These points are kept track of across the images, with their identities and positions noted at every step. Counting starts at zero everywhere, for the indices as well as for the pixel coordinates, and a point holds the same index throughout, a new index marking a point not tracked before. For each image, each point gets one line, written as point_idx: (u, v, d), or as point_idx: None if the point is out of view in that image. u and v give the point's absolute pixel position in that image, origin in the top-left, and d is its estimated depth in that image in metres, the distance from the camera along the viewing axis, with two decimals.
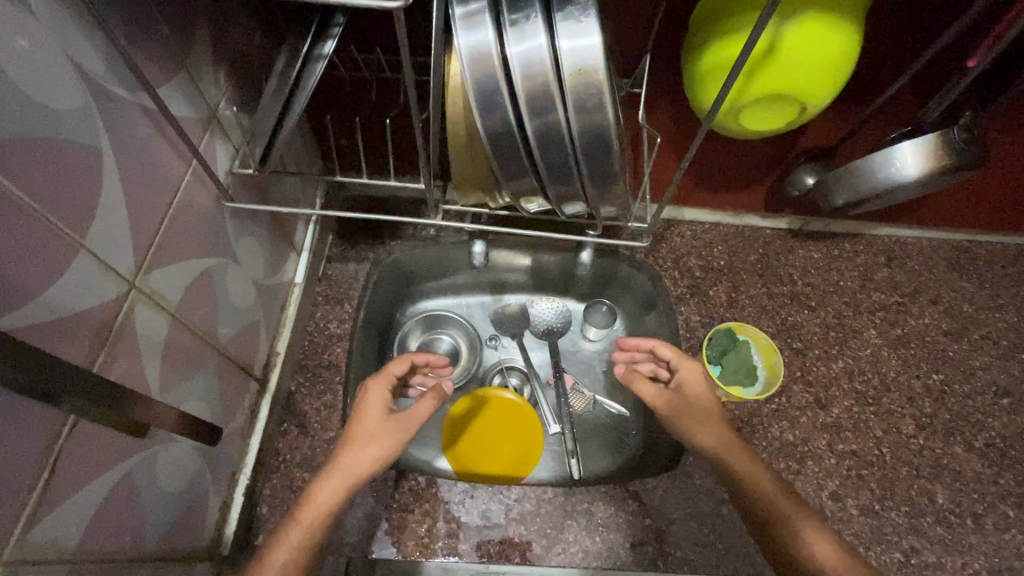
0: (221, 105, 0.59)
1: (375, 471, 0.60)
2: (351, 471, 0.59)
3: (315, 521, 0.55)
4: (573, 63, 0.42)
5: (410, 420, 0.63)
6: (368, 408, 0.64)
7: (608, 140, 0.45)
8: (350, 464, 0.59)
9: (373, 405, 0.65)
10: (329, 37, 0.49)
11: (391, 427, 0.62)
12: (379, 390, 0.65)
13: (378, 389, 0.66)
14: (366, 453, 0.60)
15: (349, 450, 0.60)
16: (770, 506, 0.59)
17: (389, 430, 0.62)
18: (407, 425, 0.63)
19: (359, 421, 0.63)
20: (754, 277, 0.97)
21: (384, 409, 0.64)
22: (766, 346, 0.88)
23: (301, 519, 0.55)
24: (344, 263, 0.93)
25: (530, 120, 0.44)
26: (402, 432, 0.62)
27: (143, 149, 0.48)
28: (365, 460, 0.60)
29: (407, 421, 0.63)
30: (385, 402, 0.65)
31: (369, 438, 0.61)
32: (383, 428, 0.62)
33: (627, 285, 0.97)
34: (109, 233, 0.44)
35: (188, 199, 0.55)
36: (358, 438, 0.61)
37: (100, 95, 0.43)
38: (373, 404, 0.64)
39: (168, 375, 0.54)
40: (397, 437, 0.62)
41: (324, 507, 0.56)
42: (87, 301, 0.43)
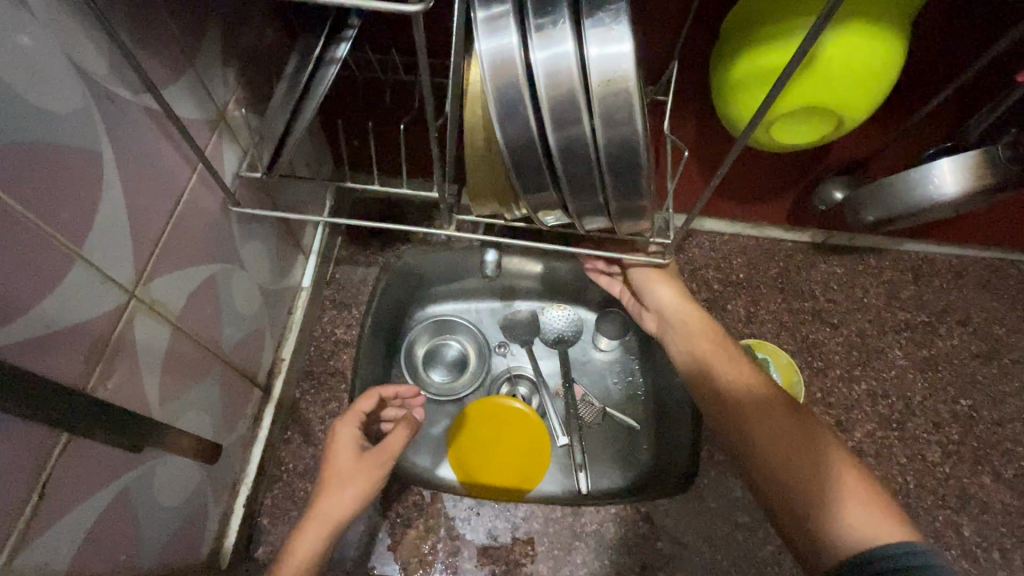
0: (230, 106, 0.57)
1: (354, 511, 0.60)
2: (328, 517, 0.59)
3: (300, 569, 0.56)
4: (601, 73, 0.39)
5: (383, 456, 0.63)
6: (339, 450, 0.64)
7: (636, 154, 0.42)
8: (328, 512, 0.59)
9: (343, 447, 0.64)
10: (343, 40, 0.47)
11: (365, 466, 0.62)
12: (348, 430, 0.64)
13: (346, 427, 0.66)
14: (342, 496, 0.60)
15: (323, 497, 0.60)
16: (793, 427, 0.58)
17: (362, 469, 0.62)
18: (381, 462, 0.62)
19: (331, 465, 0.63)
20: (774, 292, 0.94)
21: (356, 449, 0.64)
22: (785, 365, 0.84)
23: (284, 571, 0.55)
24: (353, 266, 0.91)
25: (553, 132, 0.41)
26: (377, 468, 0.62)
27: (145, 153, 0.46)
28: (341, 504, 0.59)
29: (380, 458, 0.63)
30: (356, 441, 0.65)
31: (344, 481, 0.61)
32: (356, 468, 0.62)
33: None
34: (108, 242, 0.42)
35: (193, 204, 0.53)
36: (331, 483, 0.61)
37: (101, 98, 0.41)
38: (344, 445, 0.63)
39: (168, 387, 0.52)
40: (372, 475, 0.61)
41: (306, 556, 0.57)
42: (84, 314, 0.41)
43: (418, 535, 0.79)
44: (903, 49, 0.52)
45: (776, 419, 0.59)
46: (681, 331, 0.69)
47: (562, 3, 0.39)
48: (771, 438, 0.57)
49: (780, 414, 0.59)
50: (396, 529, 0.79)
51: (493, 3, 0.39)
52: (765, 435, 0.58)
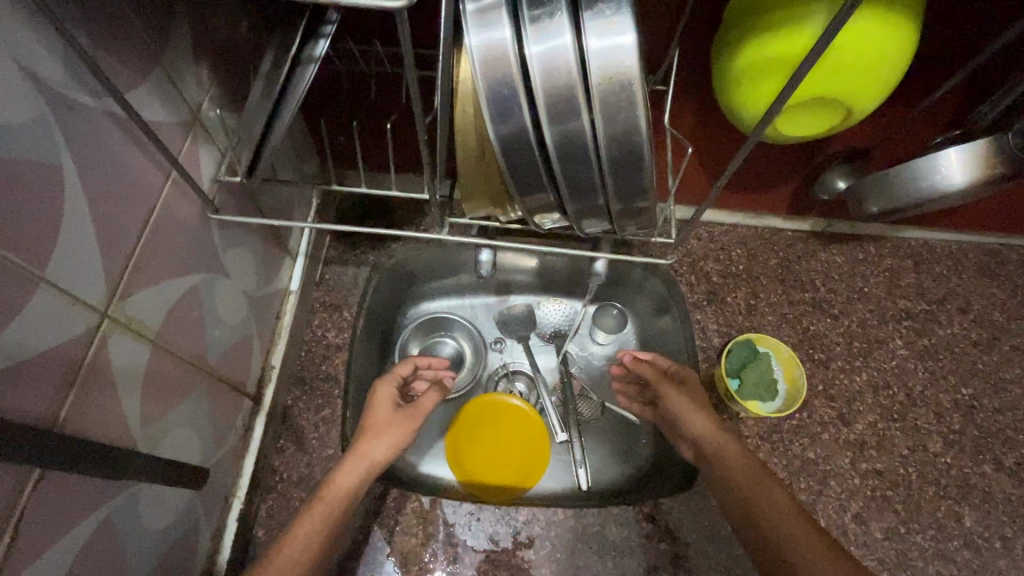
0: (205, 106, 0.54)
1: (389, 459, 0.61)
2: (368, 459, 0.60)
3: (338, 498, 0.56)
4: (602, 68, 0.36)
5: (418, 411, 0.64)
6: (378, 401, 0.66)
7: (640, 155, 0.39)
8: (368, 451, 0.60)
9: (382, 399, 0.66)
10: (321, 37, 0.43)
11: (402, 417, 0.64)
12: (388, 384, 0.67)
13: (387, 384, 0.68)
14: (381, 442, 0.61)
15: (364, 440, 0.62)
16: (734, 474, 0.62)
17: (402, 417, 0.64)
18: (418, 416, 0.64)
19: (371, 415, 0.65)
20: (774, 282, 0.92)
21: (396, 402, 0.66)
22: (787, 358, 0.83)
23: (326, 495, 0.56)
24: (343, 266, 0.88)
25: (552, 132, 0.38)
26: (413, 422, 0.64)
27: (113, 162, 0.43)
28: (383, 446, 0.61)
29: (416, 412, 0.64)
30: (394, 395, 0.67)
31: (382, 428, 0.62)
32: (396, 417, 0.63)
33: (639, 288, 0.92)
34: (74, 262, 0.39)
35: (169, 213, 0.50)
36: (371, 428, 0.62)
37: (59, 105, 0.37)
38: (386, 394, 0.66)
39: (150, 407, 0.50)
40: (410, 426, 0.63)
41: (345, 487, 0.57)
42: (52, 340, 0.38)
43: (418, 541, 0.78)
44: (917, 33, 0.49)
45: (742, 470, 0.61)
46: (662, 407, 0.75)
47: None
48: (745, 506, 0.59)
49: (759, 480, 0.60)
50: (395, 535, 0.78)
51: None
52: (742, 509, 0.59)
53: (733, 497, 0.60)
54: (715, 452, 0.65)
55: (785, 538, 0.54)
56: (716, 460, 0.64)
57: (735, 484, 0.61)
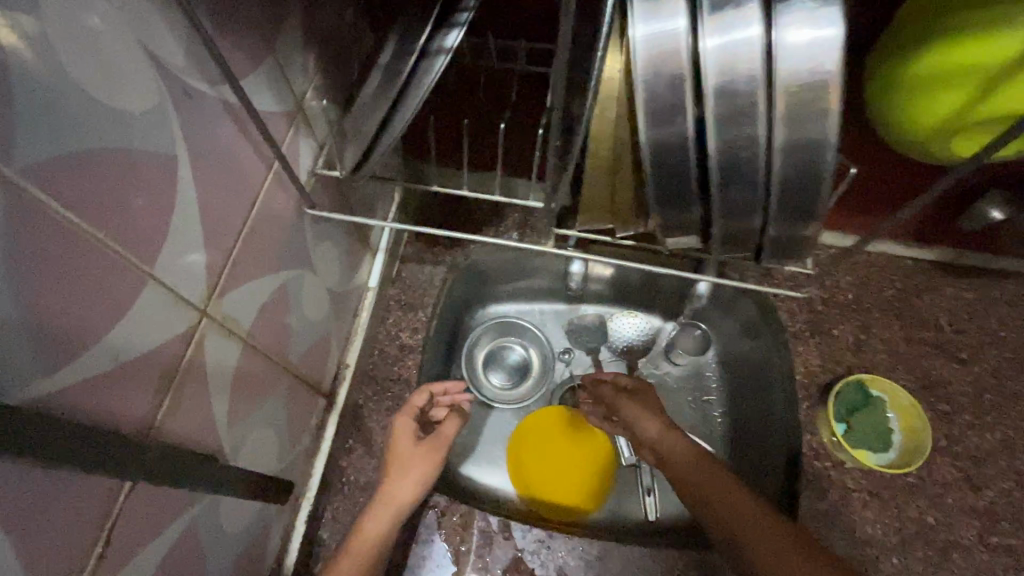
0: (308, 95, 0.51)
1: (417, 498, 0.58)
2: (394, 501, 0.57)
3: (367, 547, 0.54)
4: (794, 70, 0.30)
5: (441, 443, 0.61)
6: (398, 436, 0.61)
7: (821, 174, 0.33)
8: (393, 494, 0.57)
9: (402, 434, 0.61)
10: (454, 25, 0.38)
11: (426, 454, 0.60)
12: (405, 418, 0.61)
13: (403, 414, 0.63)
14: (405, 482, 0.58)
15: (389, 479, 0.58)
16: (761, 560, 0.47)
17: (425, 453, 0.60)
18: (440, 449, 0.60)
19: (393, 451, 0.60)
20: (890, 317, 0.82)
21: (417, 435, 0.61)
22: (905, 407, 0.74)
23: (354, 547, 0.54)
24: (420, 264, 0.85)
25: (716, 144, 0.32)
26: (437, 457, 0.60)
27: (222, 154, 0.40)
28: (408, 486, 0.58)
29: (439, 446, 0.61)
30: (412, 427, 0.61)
31: (407, 465, 0.59)
32: (417, 452, 0.60)
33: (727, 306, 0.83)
34: (180, 258, 0.37)
35: (268, 206, 0.48)
36: (395, 467, 0.59)
37: (178, 92, 0.35)
38: (405, 428, 0.61)
39: (237, 407, 0.48)
40: (434, 461, 0.60)
41: (375, 534, 0.55)
42: (155, 340, 0.36)
43: None
44: None
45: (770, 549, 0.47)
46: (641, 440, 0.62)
47: None
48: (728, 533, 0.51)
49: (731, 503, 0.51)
50: None
51: None
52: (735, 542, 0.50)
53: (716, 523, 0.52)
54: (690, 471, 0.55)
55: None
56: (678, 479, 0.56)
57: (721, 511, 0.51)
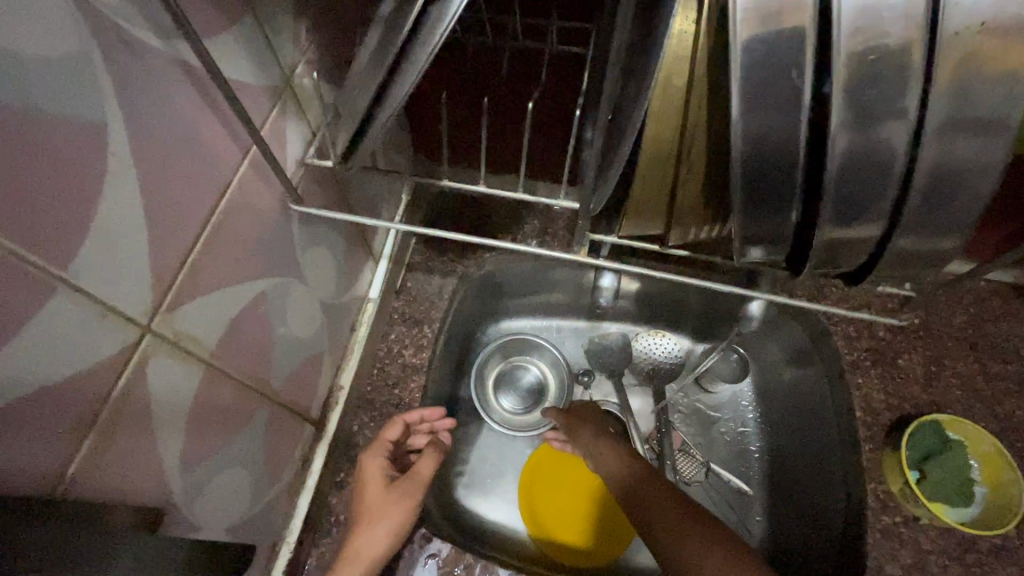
0: (298, 71, 0.43)
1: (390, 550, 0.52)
2: (362, 558, 0.51)
3: None
4: (959, 27, 0.25)
5: (416, 484, 0.54)
6: (367, 481, 0.55)
7: (981, 158, 0.27)
8: (363, 550, 0.51)
9: (371, 477, 0.55)
10: None
11: (395, 498, 0.53)
12: (374, 459, 0.55)
13: (374, 453, 0.57)
14: (374, 534, 0.51)
15: (357, 533, 0.52)
16: None
17: (394, 497, 0.53)
18: (412, 492, 0.53)
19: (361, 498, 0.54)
20: (963, 347, 0.72)
21: (387, 478, 0.55)
22: (990, 454, 0.63)
23: None
24: (428, 275, 0.76)
25: (849, 121, 0.27)
26: (409, 500, 0.53)
27: (179, 129, 0.32)
28: (378, 540, 0.51)
29: (412, 486, 0.53)
30: (384, 468, 0.55)
31: (375, 517, 0.52)
32: (387, 497, 0.53)
33: (773, 330, 0.73)
34: (111, 257, 0.29)
35: (242, 200, 0.39)
36: (362, 518, 0.52)
37: (113, 41, 0.26)
38: (374, 469, 0.55)
39: (196, 446, 0.39)
40: (406, 507, 0.53)
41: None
42: (68, 367, 0.27)
43: None
44: None
45: None
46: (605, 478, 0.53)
47: None
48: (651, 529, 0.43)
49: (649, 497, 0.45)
50: None
51: None
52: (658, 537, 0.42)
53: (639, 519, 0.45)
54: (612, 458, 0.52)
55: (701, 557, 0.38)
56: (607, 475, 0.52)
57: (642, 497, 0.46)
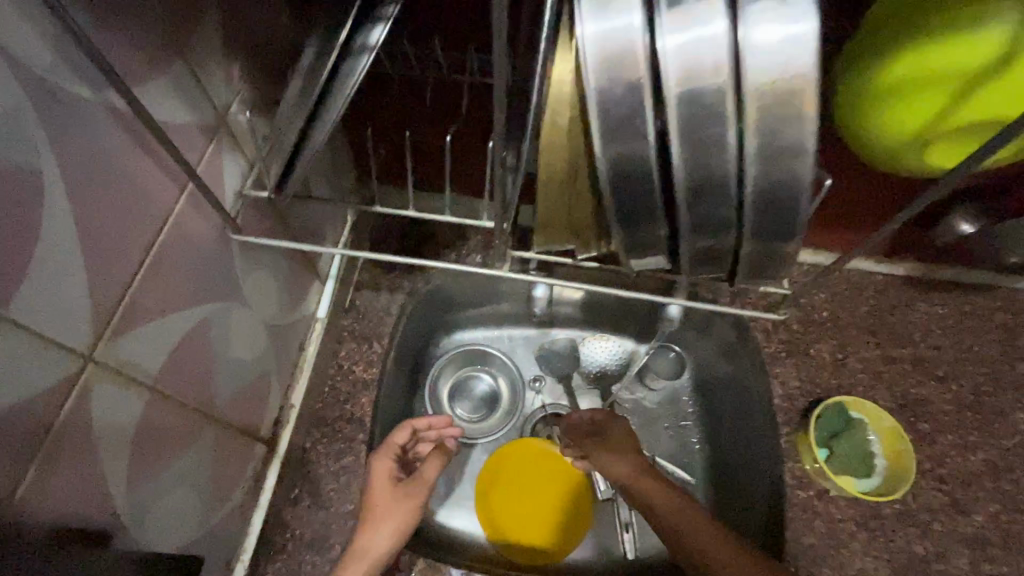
0: (233, 109, 0.46)
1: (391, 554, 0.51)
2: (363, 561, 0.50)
3: None
4: (764, 71, 0.26)
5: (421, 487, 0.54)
6: (373, 480, 0.55)
7: (802, 186, 0.29)
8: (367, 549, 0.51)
9: (378, 478, 0.55)
10: (379, 20, 0.33)
11: (402, 499, 0.53)
12: (383, 461, 0.55)
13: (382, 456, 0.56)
14: (377, 538, 0.51)
15: (360, 535, 0.51)
16: None
17: (401, 499, 0.53)
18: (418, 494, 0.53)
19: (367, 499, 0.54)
20: (866, 335, 0.80)
21: (394, 480, 0.55)
22: (889, 429, 0.70)
23: None
24: (375, 291, 0.79)
25: (684, 157, 0.28)
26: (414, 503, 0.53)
27: (114, 170, 0.34)
28: (382, 541, 0.51)
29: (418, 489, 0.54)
30: (390, 470, 0.55)
31: (380, 516, 0.52)
32: (394, 499, 0.53)
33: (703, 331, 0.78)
34: (49, 292, 0.31)
35: (180, 233, 0.41)
36: (369, 518, 0.52)
37: (44, 97, 0.29)
38: (382, 471, 0.55)
39: (141, 469, 0.41)
40: (410, 510, 0.53)
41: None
42: (10, 397, 0.30)
43: None
44: None
45: None
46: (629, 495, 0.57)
47: None
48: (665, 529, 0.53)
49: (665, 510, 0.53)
50: None
51: None
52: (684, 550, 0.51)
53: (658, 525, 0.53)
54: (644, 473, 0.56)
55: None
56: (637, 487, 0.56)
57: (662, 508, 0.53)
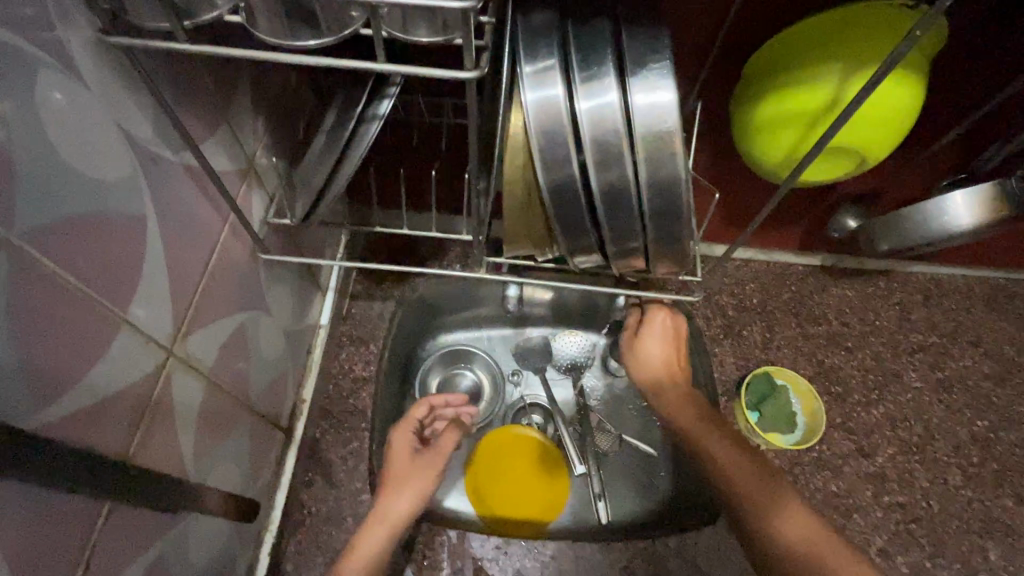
0: (259, 154, 0.57)
1: (411, 514, 0.62)
2: (388, 518, 0.60)
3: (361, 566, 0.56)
4: (646, 124, 0.40)
5: (435, 458, 0.65)
6: (394, 454, 0.66)
7: (680, 201, 0.43)
8: (390, 515, 0.60)
9: (399, 451, 0.66)
10: (385, 97, 0.45)
11: (420, 467, 0.64)
12: (402, 434, 0.66)
13: (401, 430, 0.68)
14: (399, 500, 0.62)
15: (384, 498, 0.62)
16: None
17: (419, 468, 0.64)
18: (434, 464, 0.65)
19: (389, 469, 0.65)
20: (788, 316, 0.95)
21: (411, 450, 0.66)
22: (805, 391, 0.86)
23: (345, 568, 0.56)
24: (369, 301, 0.90)
25: (598, 182, 0.42)
26: (429, 471, 0.64)
27: (185, 209, 0.45)
28: (404, 502, 0.62)
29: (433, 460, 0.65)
30: (409, 444, 0.67)
31: (401, 484, 0.63)
32: (413, 468, 0.64)
33: None
34: (150, 302, 0.42)
35: (225, 255, 0.53)
36: (391, 486, 0.63)
37: (146, 159, 0.40)
38: (401, 444, 0.66)
39: (202, 442, 0.51)
40: (427, 477, 0.64)
41: (374, 554, 0.58)
42: (129, 379, 0.40)
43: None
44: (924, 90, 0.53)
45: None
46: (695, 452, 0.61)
47: (609, 55, 0.40)
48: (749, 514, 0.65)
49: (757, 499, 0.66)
50: (424, 572, 0.76)
51: (539, 56, 0.40)
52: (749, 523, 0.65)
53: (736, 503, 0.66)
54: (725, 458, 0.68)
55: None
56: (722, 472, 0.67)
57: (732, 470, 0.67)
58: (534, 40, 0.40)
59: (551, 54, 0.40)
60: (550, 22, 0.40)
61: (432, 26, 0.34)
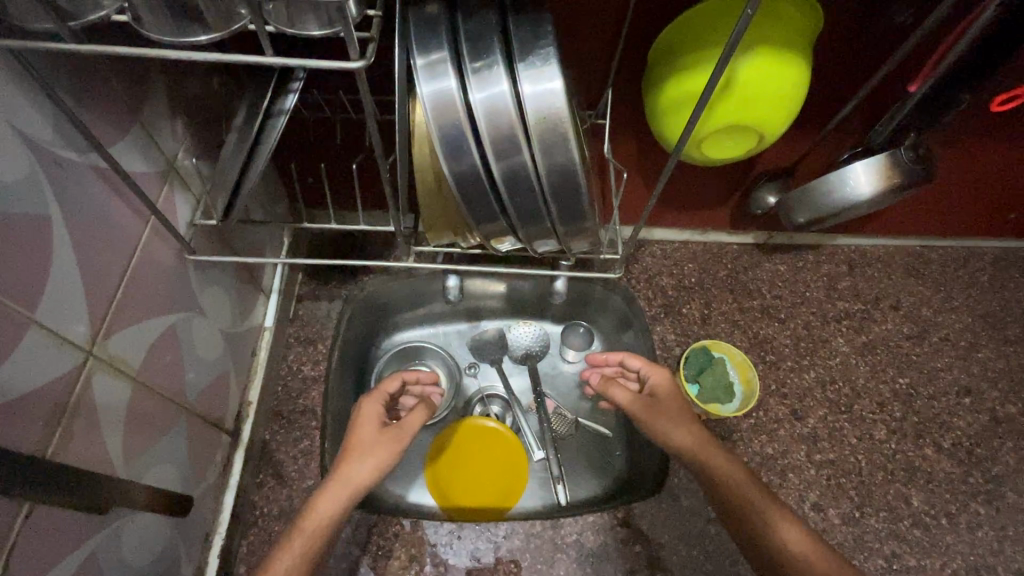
0: (180, 156, 0.57)
1: (373, 481, 0.62)
2: (349, 482, 0.61)
3: (318, 529, 0.57)
4: (536, 109, 0.42)
5: (404, 432, 0.65)
6: (364, 421, 0.67)
7: (578, 181, 0.46)
8: (351, 475, 0.61)
9: (369, 419, 0.67)
10: (289, 91, 0.48)
11: (388, 437, 0.64)
12: (374, 404, 0.68)
13: (372, 402, 0.69)
14: (364, 465, 0.62)
15: (347, 462, 0.62)
16: (748, 508, 0.58)
17: (388, 438, 0.64)
18: (402, 437, 0.65)
19: (355, 435, 0.65)
20: (725, 293, 0.98)
21: (380, 421, 0.67)
22: (741, 361, 0.88)
23: (305, 528, 0.57)
24: (316, 301, 0.90)
25: (499, 167, 0.44)
26: (396, 444, 0.64)
27: (97, 211, 0.46)
28: (367, 468, 0.62)
29: (402, 432, 0.65)
30: (380, 414, 0.68)
31: (368, 449, 0.63)
32: (381, 438, 0.64)
33: (602, 307, 0.92)
34: (61, 302, 0.42)
35: (149, 256, 0.53)
36: (354, 450, 0.63)
37: (47, 161, 0.41)
38: (371, 413, 0.67)
39: (131, 444, 0.52)
40: (394, 449, 0.64)
41: (327, 515, 0.58)
42: (40, 378, 0.41)
43: (400, 565, 0.78)
44: (808, 70, 0.57)
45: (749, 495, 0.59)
46: (651, 409, 0.70)
47: (496, 48, 0.42)
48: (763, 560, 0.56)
49: (756, 507, 0.58)
50: (378, 561, 0.78)
51: (430, 50, 0.42)
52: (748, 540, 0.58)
53: (747, 544, 0.58)
54: (730, 488, 0.60)
55: (765, 524, 0.57)
56: (711, 483, 0.62)
57: (743, 510, 0.58)
58: (426, 33, 0.42)
59: (441, 47, 0.42)
60: (439, 14, 0.42)
61: (318, 17, 0.36)
